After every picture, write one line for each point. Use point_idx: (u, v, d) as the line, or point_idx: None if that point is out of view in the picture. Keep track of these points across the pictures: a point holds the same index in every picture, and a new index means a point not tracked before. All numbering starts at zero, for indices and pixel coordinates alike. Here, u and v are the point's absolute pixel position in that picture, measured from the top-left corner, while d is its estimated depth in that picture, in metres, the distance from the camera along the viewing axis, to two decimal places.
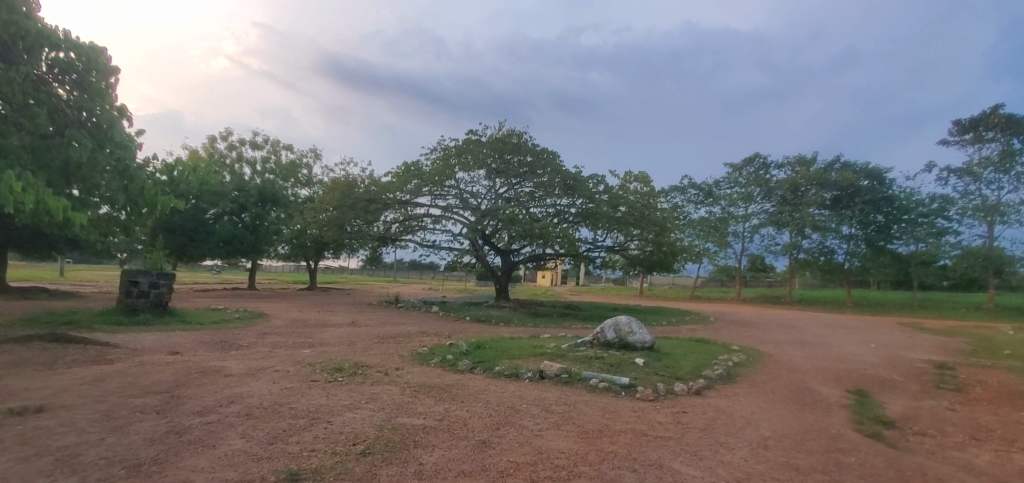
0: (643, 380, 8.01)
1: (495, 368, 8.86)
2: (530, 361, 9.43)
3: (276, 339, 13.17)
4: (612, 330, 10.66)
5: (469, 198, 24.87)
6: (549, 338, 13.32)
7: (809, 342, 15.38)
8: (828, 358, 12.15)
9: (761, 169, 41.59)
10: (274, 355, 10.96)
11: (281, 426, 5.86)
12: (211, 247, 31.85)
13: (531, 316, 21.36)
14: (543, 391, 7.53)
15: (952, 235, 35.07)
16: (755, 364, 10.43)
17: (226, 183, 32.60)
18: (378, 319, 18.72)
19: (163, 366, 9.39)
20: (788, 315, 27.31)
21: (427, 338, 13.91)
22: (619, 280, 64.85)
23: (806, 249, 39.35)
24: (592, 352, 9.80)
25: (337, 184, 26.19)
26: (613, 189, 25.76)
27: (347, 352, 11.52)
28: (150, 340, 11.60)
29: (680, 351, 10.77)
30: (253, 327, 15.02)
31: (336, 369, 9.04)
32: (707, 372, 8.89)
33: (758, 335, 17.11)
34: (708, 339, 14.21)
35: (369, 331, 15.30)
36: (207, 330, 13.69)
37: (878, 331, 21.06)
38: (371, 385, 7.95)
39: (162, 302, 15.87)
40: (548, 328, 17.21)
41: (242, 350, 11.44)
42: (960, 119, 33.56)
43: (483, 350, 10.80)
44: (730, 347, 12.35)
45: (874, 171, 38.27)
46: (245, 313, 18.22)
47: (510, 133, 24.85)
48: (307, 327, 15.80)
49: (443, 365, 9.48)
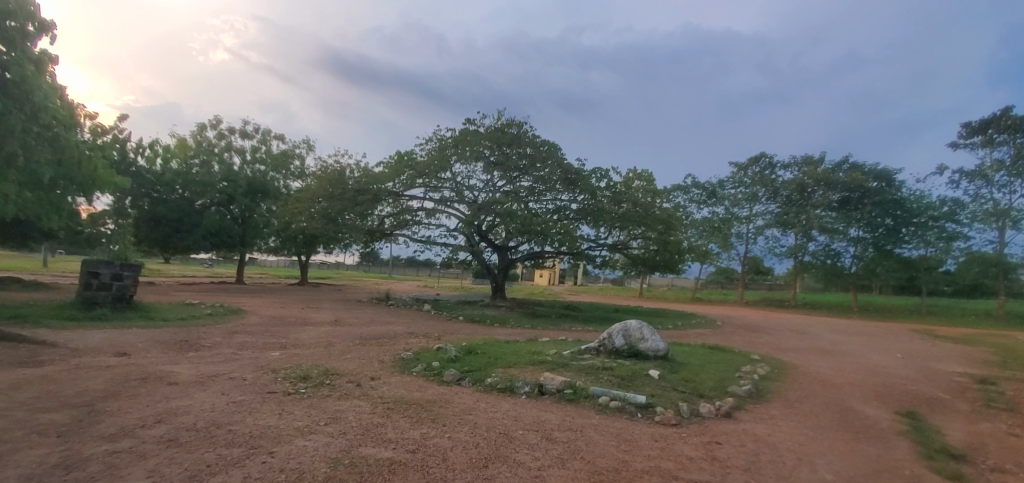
0: (660, 398, 6.80)
1: (486, 380, 7.52)
2: (528, 372, 8.13)
3: (245, 339, 11.84)
4: (621, 335, 9.40)
5: (465, 191, 23.57)
6: (548, 343, 12.04)
7: (831, 351, 14.12)
8: (859, 371, 10.92)
9: (767, 169, 40.55)
10: (238, 358, 9.67)
11: (206, 458, 4.54)
12: (196, 238, 30.45)
13: (528, 317, 20.05)
14: (543, 411, 6.22)
15: (963, 240, 33.88)
16: (785, 378, 9.15)
17: (214, 172, 31.17)
18: (364, 318, 17.40)
19: (101, 372, 8.10)
20: (797, 320, 26.02)
21: (414, 340, 12.61)
22: (618, 281, 63.57)
23: (811, 252, 38.22)
24: (599, 362, 8.53)
25: (326, 174, 24.83)
26: (616, 184, 24.53)
27: (321, 355, 10.21)
28: (98, 339, 10.30)
29: (697, 362, 9.50)
30: (224, 324, 13.71)
31: (302, 377, 7.76)
32: (733, 388, 7.65)
33: (772, 341, 15.89)
34: (723, 346, 12.95)
35: (351, 331, 13.99)
36: (169, 327, 12.40)
37: (895, 338, 19.80)
38: (337, 399, 6.65)
39: (125, 296, 14.57)
40: (547, 331, 15.95)
41: (202, 351, 10.15)
42: (969, 121, 32.49)
43: (475, 356, 9.53)
44: (751, 357, 11.06)
45: (884, 173, 36.89)
46: (220, 308, 16.92)
47: (509, 123, 23.60)
48: (284, 325, 14.50)
49: (426, 374, 8.14)
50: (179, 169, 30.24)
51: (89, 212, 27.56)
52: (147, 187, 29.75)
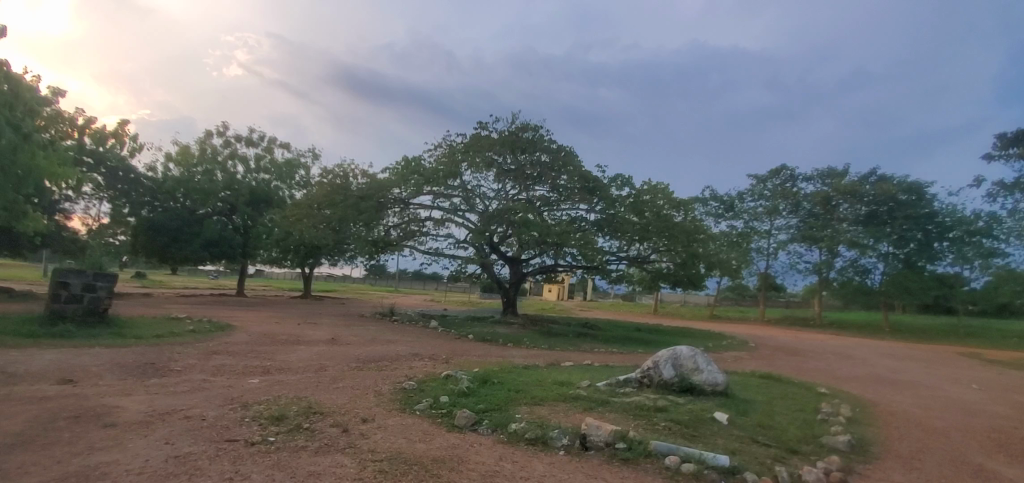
0: (745, 457, 5.17)
1: (511, 425, 5.82)
2: (560, 413, 6.43)
3: (223, 361, 10.27)
4: (670, 364, 7.74)
5: (476, 199, 22.03)
6: (574, 370, 10.28)
7: (898, 381, 12.19)
8: (951, 409, 9.09)
9: (788, 181, 38.78)
10: (208, 387, 8.12)
11: None
12: (194, 248, 28.99)
13: (543, 335, 18.29)
14: (592, 479, 4.56)
15: (1003, 257, 31.55)
16: (876, 422, 7.40)
17: (216, 180, 29.87)
18: (364, 335, 15.79)
19: (29, 406, 6.62)
20: (833, 342, 23.95)
21: (418, 364, 10.94)
22: (630, 296, 61.71)
23: (838, 268, 36.30)
24: (649, 402, 6.84)
25: (327, 181, 23.39)
26: (638, 193, 22.88)
27: (307, 384, 8.59)
28: (47, 364, 8.82)
29: (763, 400, 7.77)
30: (205, 342, 12.19)
31: (276, 417, 6.15)
32: (827, 440, 5.99)
33: (823, 368, 13.99)
34: (777, 374, 11.10)
35: (348, 351, 12.38)
36: (139, 346, 10.88)
37: (952, 364, 17.71)
38: (314, 454, 5.03)
39: (97, 309, 13.15)
40: (567, 353, 14.24)
41: (168, 377, 8.63)
42: (1004, 132, 30.51)
43: (492, 388, 7.89)
44: (819, 391, 9.26)
45: (915, 185, 34.77)
46: (205, 323, 15.41)
47: (523, 127, 22.12)
48: (274, 344, 12.90)
49: (433, 414, 6.48)
50: (180, 177, 29.02)
51: (84, 221, 26.39)
52: (147, 194, 28.55)
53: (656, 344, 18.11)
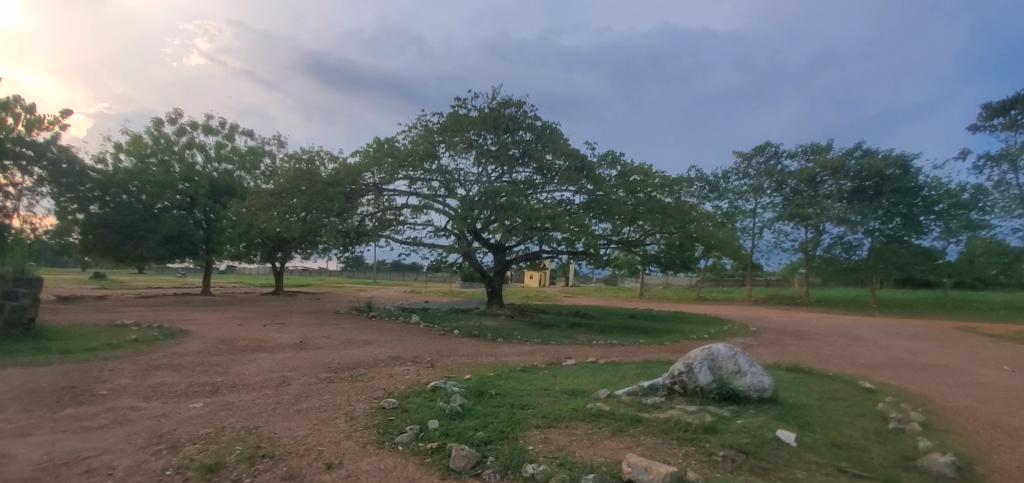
0: None
1: (526, 468, 4.38)
2: (583, 441, 5.01)
3: (164, 379, 8.54)
4: (706, 368, 6.37)
5: (455, 183, 20.35)
6: (580, 373, 8.85)
7: (930, 366, 11.10)
8: (1014, 402, 7.95)
9: (772, 158, 37.82)
10: (134, 418, 6.42)
11: None
12: (151, 246, 26.51)
13: (535, 327, 16.85)
14: None
15: (989, 229, 31.31)
16: (954, 427, 6.19)
17: (173, 172, 27.55)
18: (338, 336, 14.14)
19: None
20: (831, 321, 23.22)
21: (400, 371, 9.40)
22: (613, 281, 61.02)
23: (825, 246, 35.63)
24: (693, 417, 5.46)
25: (292, 168, 21.25)
26: (627, 173, 21.54)
27: (263, 406, 6.99)
28: None
29: (816, 405, 6.49)
30: (148, 354, 10.41)
31: (207, 467, 4.59)
32: (925, 463, 4.73)
33: (840, 354, 12.90)
34: (804, 366, 9.87)
35: (318, 357, 10.77)
36: (63, 365, 9.06)
37: (963, 341, 16.88)
38: None
39: (22, 320, 11.25)
40: (564, 348, 12.88)
41: (87, 406, 6.89)
42: (990, 102, 29.82)
43: (491, 404, 6.47)
44: (866, 387, 8.03)
45: (900, 159, 34.17)
46: (153, 330, 13.50)
47: (505, 103, 20.44)
48: (232, 353, 11.16)
49: (420, 449, 4.98)
50: (132, 169, 26.49)
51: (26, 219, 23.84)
52: None
53: (656, 332, 16.89)
